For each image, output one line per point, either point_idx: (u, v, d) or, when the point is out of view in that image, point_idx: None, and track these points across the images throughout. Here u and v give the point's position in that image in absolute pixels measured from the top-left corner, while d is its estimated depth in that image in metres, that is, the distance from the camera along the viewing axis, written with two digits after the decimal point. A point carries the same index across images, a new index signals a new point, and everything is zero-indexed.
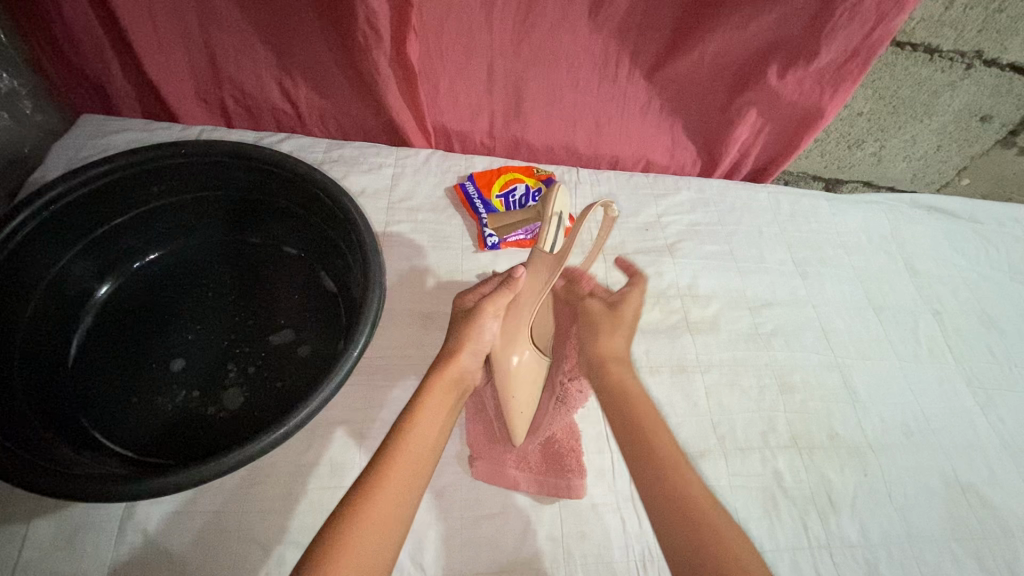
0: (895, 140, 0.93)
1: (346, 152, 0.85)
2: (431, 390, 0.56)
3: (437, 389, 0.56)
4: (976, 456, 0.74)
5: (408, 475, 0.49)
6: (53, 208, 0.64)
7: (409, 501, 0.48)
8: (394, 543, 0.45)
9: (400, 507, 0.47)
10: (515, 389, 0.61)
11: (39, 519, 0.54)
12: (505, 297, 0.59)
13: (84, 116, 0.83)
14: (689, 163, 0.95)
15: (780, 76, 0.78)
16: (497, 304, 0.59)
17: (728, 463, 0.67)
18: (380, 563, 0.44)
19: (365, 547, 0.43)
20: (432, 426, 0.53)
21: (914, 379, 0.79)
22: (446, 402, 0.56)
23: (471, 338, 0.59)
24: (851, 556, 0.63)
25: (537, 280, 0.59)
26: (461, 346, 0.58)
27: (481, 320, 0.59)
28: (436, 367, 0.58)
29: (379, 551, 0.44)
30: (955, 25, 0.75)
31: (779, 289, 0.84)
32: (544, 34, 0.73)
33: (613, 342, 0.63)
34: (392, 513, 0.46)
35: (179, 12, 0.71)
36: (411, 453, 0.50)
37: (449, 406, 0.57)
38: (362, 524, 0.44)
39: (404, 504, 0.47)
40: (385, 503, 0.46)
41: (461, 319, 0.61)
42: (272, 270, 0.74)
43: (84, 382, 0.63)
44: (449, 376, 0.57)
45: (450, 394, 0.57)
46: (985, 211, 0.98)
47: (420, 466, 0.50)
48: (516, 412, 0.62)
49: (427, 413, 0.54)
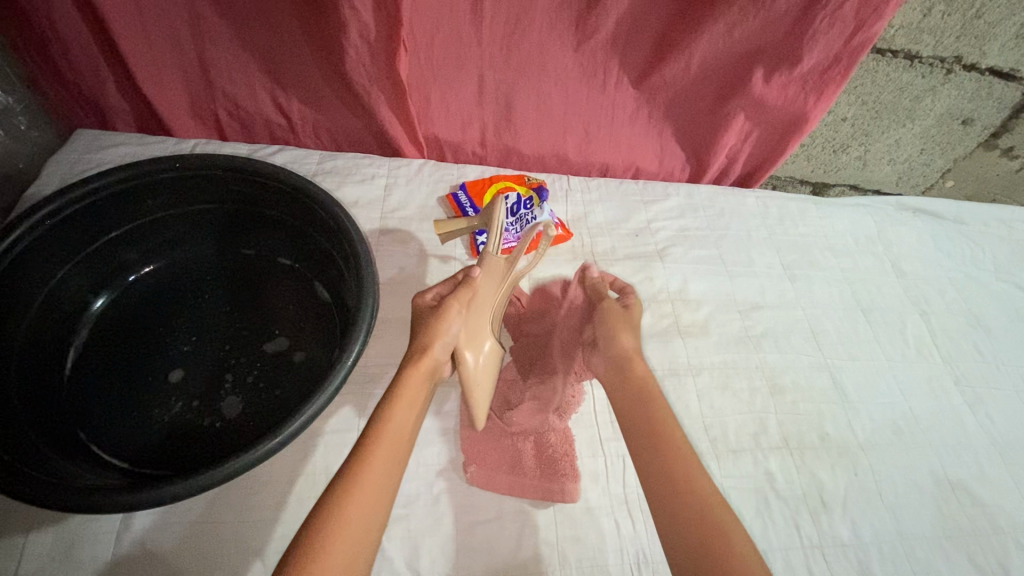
0: (879, 144, 0.95)
1: (339, 163, 0.86)
2: (404, 385, 0.56)
3: (407, 391, 0.55)
4: (965, 453, 0.75)
5: (374, 488, 0.48)
6: (47, 222, 0.64)
7: (379, 515, 0.47)
8: (365, 559, 0.44)
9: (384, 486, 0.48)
10: (476, 378, 0.62)
11: (36, 532, 0.54)
12: (468, 293, 0.62)
13: (78, 131, 0.84)
14: (678, 169, 0.97)
15: (765, 83, 0.80)
16: (461, 300, 0.61)
17: (720, 465, 0.68)
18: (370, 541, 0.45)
19: (355, 527, 0.45)
20: (403, 423, 0.53)
21: (903, 380, 0.80)
22: (420, 397, 0.56)
23: (438, 332, 0.59)
24: (843, 555, 0.64)
25: (492, 280, 0.65)
26: (432, 338, 0.59)
27: (449, 314, 0.60)
28: (407, 362, 0.58)
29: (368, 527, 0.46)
30: (934, 31, 0.77)
31: (769, 292, 0.85)
32: (533, 44, 0.74)
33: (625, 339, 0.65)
34: (361, 528, 0.45)
35: (172, 28, 0.73)
36: (390, 432, 0.52)
37: (418, 404, 0.56)
38: (330, 541, 0.43)
39: (376, 514, 0.47)
40: (353, 518, 0.45)
41: (426, 316, 0.61)
42: (266, 281, 0.75)
43: (79, 395, 0.64)
44: (421, 368, 0.57)
45: (423, 385, 0.57)
46: (970, 212, 0.99)
47: (399, 445, 0.52)
48: (477, 398, 0.62)
49: (399, 408, 0.54)
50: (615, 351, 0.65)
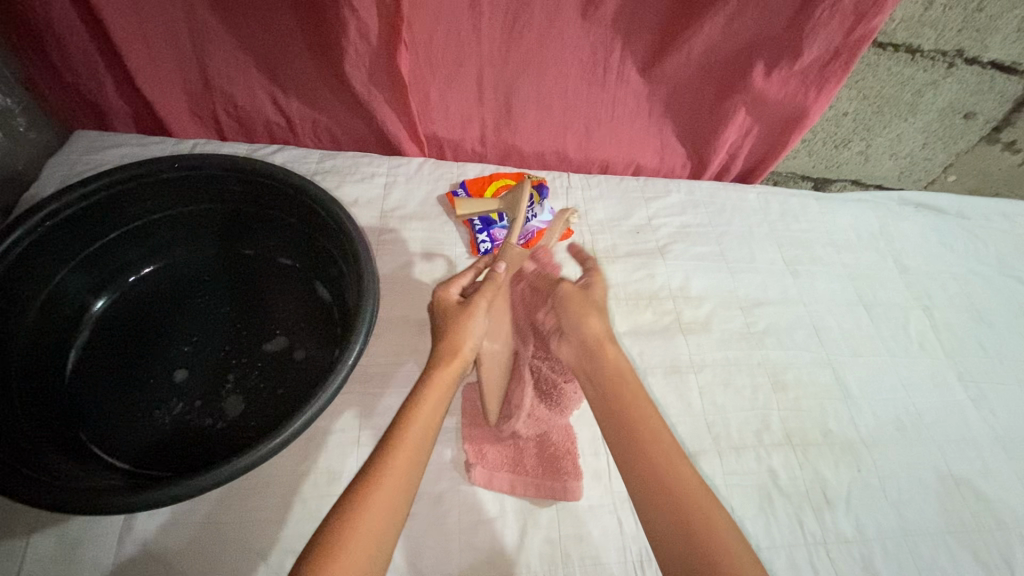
0: (881, 139, 0.95)
1: (339, 162, 0.86)
2: (430, 389, 0.53)
3: (429, 399, 0.52)
4: (969, 448, 0.74)
5: (393, 494, 0.46)
6: (47, 223, 0.64)
7: (382, 552, 0.44)
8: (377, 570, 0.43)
9: (402, 491, 0.47)
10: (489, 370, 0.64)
11: (39, 534, 0.54)
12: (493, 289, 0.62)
13: (77, 132, 0.84)
14: (679, 165, 0.96)
15: (765, 77, 0.79)
16: (488, 297, 0.61)
17: (723, 462, 0.68)
18: (386, 545, 0.44)
19: (370, 532, 0.44)
20: (427, 425, 0.51)
21: (906, 375, 0.79)
22: (444, 398, 0.54)
23: (468, 329, 0.58)
24: (846, 551, 0.64)
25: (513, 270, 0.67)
26: (463, 336, 0.58)
27: (477, 315, 0.59)
28: (434, 364, 0.56)
29: (383, 531, 0.44)
30: (935, 25, 0.76)
31: (770, 288, 0.85)
32: (532, 41, 0.73)
33: (596, 322, 0.60)
34: (373, 533, 0.44)
35: (170, 27, 0.72)
36: (412, 435, 0.49)
37: (443, 406, 0.53)
38: (338, 552, 0.42)
39: (392, 518, 0.45)
40: (361, 539, 0.43)
41: (454, 312, 0.60)
42: (266, 280, 0.75)
43: (82, 396, 0.64)
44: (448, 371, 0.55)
45: (451, 389, 0.55)
46: (972, 207, 0.99)
47: (420, 449, 0.49)
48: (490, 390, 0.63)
49: (423, 409, 0.52)
50: (583, 339, 0.60)
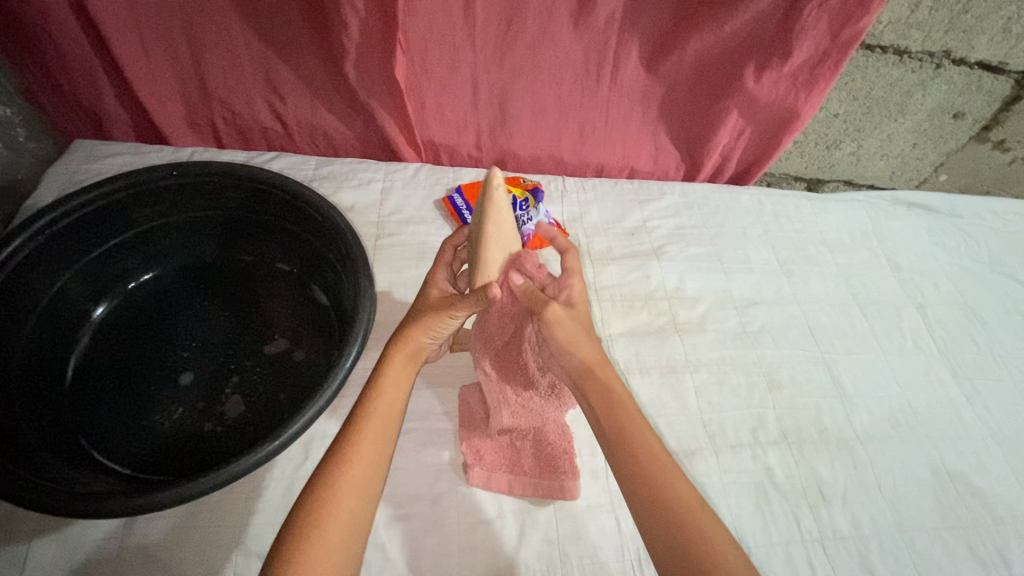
0: (872, 140, 0.96)
1: (336, 169, 0.87)
2: (391, 363, 0.56)
3: (399, 358, 0.57)
4: (963, 445, 0.75)
5: (393, 393, 0.55)
6: (47, 232, 0.65)
7: (393, 426, 0.54)
8: (391, 440, 0.53)
9: (400, 390, 0.56)
10: (500, 218, 0.58)
11: (39, 540, 0.54)
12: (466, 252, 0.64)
13: (77, 141, 0.85)
14: (673, 167, 0.97)
15: (757, 80, 0.80)
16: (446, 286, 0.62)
17: (718, 461, 0.68)
18: (395, 422, 0.54)
19: (385, 416, 0.53)
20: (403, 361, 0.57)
21: (900, 371, 0.80)
22: (405, 381, 0.57)
23: (435, 326, 0.58)
24: (843, 547, 0.64)
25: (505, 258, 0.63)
26: (419, 327, 0.58)
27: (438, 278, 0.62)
28: (393, 344, 0.58)
29: (391, 414, 0.54)
30: (922, 27, 0.78)
31: (765, 288, 0.85)
32: (525, 47, 0.75)
33: (586, 351, 0.55)
34: (384, 416, 0.53)
35: (169, 39, 0.74)
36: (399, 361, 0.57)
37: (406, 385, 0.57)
38: (362, 433, 0.51)
39: (397, 408, 0.55)
40: (374, 422, 0.52)
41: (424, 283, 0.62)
42: (265, 287, 0.75)
43: (81, 401, 0.64)
44: (404, 353, 0.58)
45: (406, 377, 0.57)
46: (963, 205, 1.00)
47: (408, 370, 0.57)
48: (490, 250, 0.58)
49: (398, 360, 0.57)
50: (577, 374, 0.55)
